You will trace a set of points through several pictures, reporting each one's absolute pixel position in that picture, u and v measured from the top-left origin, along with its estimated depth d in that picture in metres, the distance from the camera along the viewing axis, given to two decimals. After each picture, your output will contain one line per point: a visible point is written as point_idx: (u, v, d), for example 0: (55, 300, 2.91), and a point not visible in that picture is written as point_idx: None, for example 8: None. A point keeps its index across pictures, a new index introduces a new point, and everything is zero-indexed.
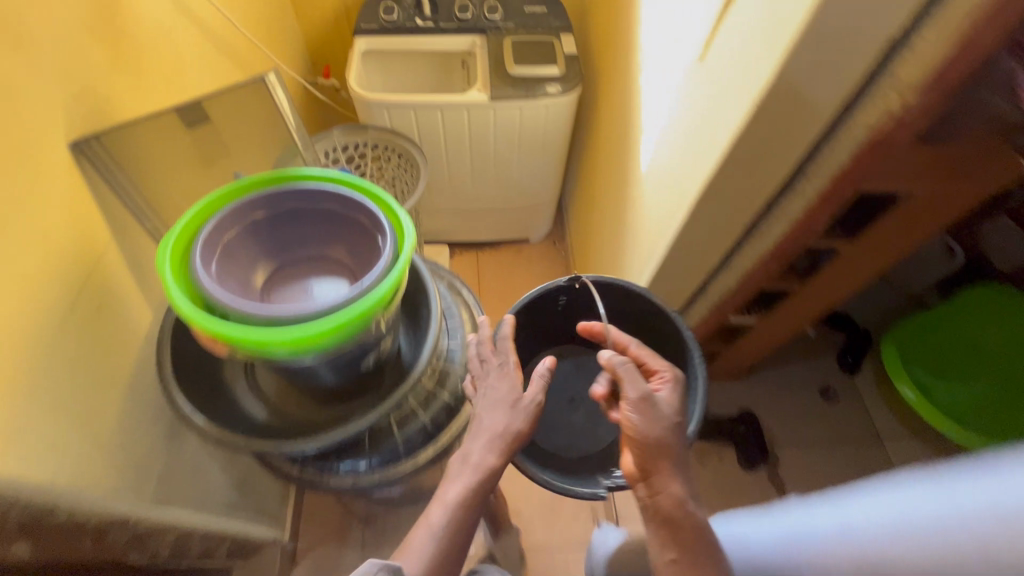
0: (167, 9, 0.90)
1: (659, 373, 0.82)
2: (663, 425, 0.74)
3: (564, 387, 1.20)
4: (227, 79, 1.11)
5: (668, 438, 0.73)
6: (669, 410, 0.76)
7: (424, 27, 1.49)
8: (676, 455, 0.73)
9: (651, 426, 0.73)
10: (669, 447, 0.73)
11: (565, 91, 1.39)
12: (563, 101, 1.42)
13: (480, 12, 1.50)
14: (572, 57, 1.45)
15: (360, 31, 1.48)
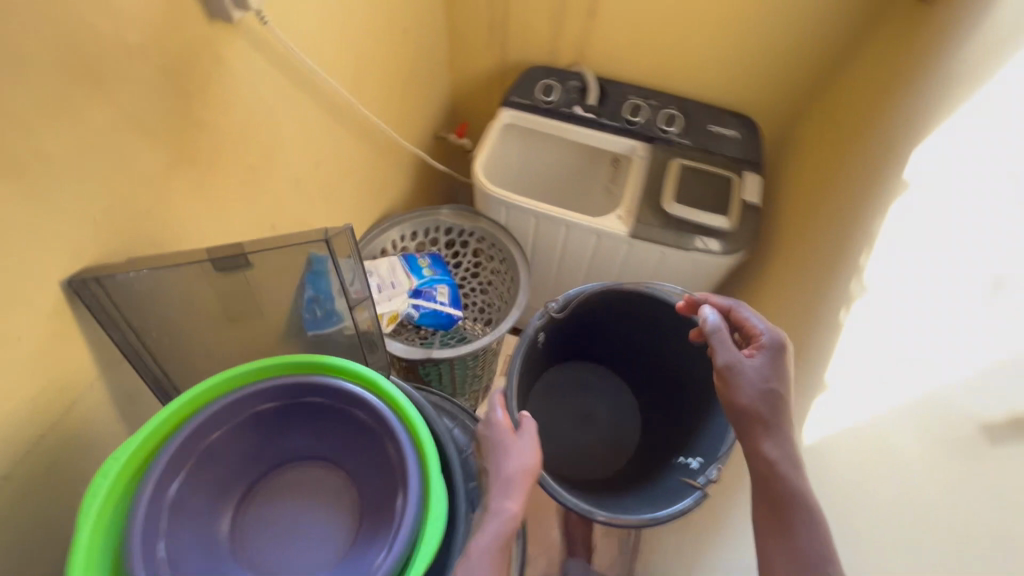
0: (273, 84, 0.74)
1: (757, 341, 0.71)
2: (757, 377, 0.67)
3: (571, 406, 1.10)
4: (327, 148, 0.94)
5: (768, 382, 0.66)
6: (777, 366, 0.67)
7: (581, 116, 1.24)
8: (788, 411, 0.65)
9: (752, 372, 0.67)
10: (769, 411, 0.65)
11: (725, 252, 1.09)
12: (719, 261, 1.11)
13: (654, 119, 1.22)
14: (751, 211, 1.13)
15: (509, 103, 1.27)
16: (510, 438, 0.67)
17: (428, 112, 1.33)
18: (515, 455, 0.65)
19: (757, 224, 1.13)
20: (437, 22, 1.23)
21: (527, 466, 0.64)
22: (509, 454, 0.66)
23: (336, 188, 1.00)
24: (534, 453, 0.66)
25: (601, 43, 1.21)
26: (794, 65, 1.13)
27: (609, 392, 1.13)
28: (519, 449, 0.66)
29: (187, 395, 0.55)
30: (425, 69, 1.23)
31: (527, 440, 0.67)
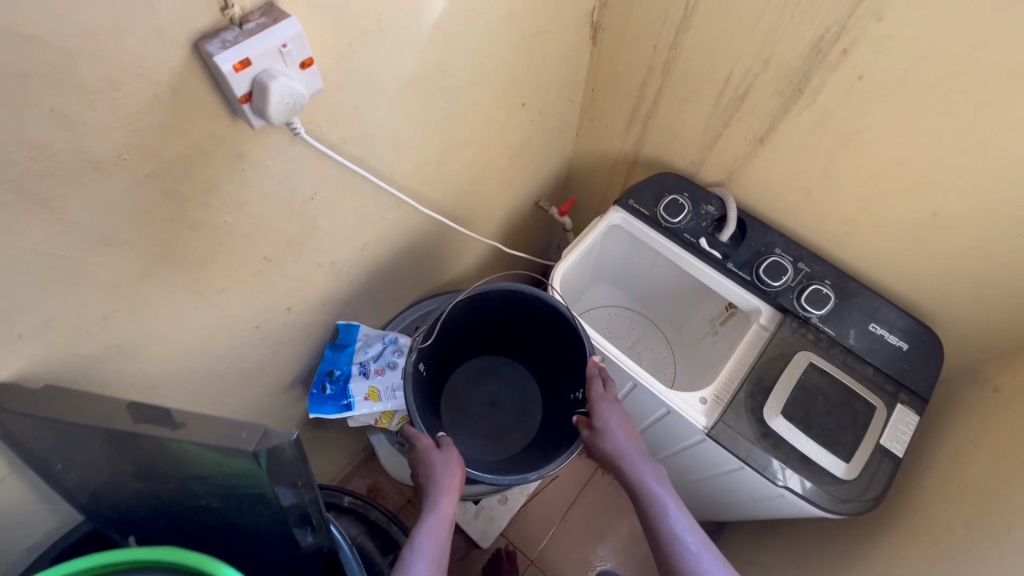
0: (318, 175, 0.62)
1: (600, 404, 0.82)
2: (616, 434, 0.81)
3: (478, 392, 1.03)
4: (383, 231, 0.82)
5: (624, 441, 0.80)
6: (620, 425, 0.81)
7: (704, 252, 0.99)
8: (641, 460, 0.79)
9: (613, 424, 0.81)
10: (626, 459, 0.79)
11: (827, 509, 0.80)
12: (815, 512, 0.83)
13: (797, 288, 0.94)
14: (889, 466, 0.82)
15: (623, 204, 1.06)
16: (431, 458, 0.80)
17: (532, 183, 1.16)
18: (446, 466, 0.78)
19: (891, 486, 0.82)
20: (571, 94, 1.04)
21: (457, 475, 0.78)
22: (443, 466, 0.78)
23: (383, 264, 0.89)
24: (460, 466, 0.79)
25: (755, 178, 0.95)
26: (1023, 300, 0.78)
27: (505, 373, 1.04)
28: (444, 461, 0.79)
29: (99, 558, 0.48)
30: (537, 142, 1.06)
31: (451, 452, 0.80)
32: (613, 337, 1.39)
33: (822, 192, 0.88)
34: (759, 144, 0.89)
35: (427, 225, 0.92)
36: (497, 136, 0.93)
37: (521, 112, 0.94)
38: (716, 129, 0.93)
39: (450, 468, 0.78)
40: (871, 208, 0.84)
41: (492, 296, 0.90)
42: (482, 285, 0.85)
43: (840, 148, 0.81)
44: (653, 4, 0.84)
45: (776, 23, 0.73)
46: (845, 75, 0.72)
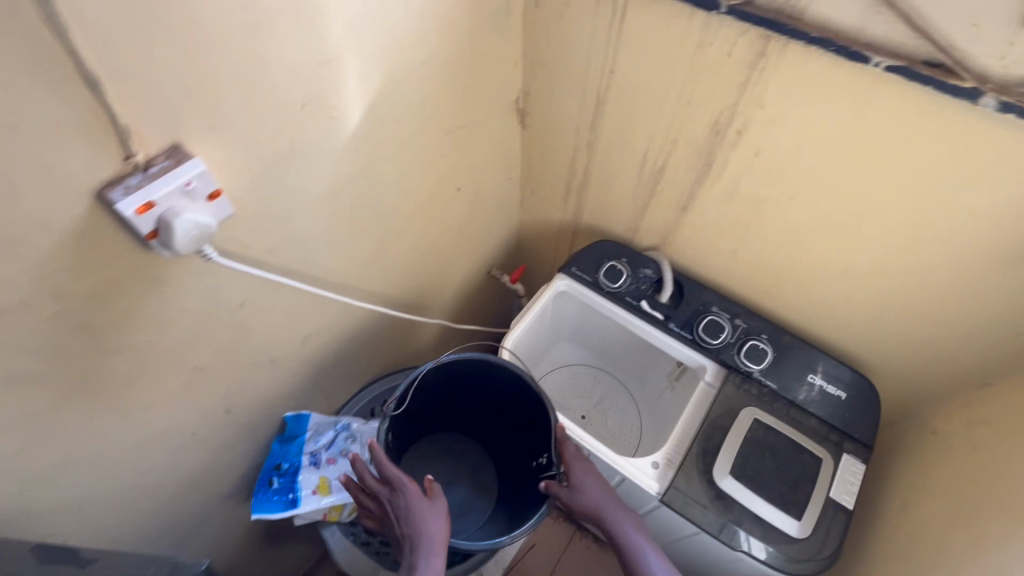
0: (244, 284, 0.64)
1: (574, 464, 0.81)
2: (592, 492, 0.78)
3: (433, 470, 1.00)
4: (323, 322, 0.83)
5: (601, 496, 0.78)
6: (595, 483, 0.79)
7: (646, 314, 1.02)
8: (622, 512, 0.76)
9: (587, 487, 0.78)
10: (605, 513, 0.76)
11: (782, 570, 0.81)
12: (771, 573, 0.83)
13: (737, 344, 0.97)
14: (841, 520, 0.83)
15: (567, 271, 1.09)
16: (414, 511, 0.75)
17: (480, 253, 1.20)
18: (432, 519, 0.74)
19: (845, 539, 0.83)
20: (507, 170, 1.10)
21: (441, 531, 0.74)
22: (429, 521, 0.74)
23: (329, 350, 0.90)
24: (444, 521, 0.74)
25: (685, 241, 0.99)
26: (942, 344, 0.82)
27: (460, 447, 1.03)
28: (430, 517, 0.74)
29: None
30: (480, 217, 1.11)
31: (437, 506, 0.76)
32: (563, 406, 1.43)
33: (746, 253, 0.92)
34: (683, 211, 0.94)
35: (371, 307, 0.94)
36: (436, 218, 0.96)
37: (458, 194, 0.98)
38: (643, 199, 0.98)
39: (434, 523, 0.74)
40: (791, 267, 0.88)
41: (458, 369, 0.90)
42: (450, 357, 0.83)
43: (754, 214, 0.85)
44: (568, 93, 0.90)
45: (677, 107, 0.79)
46: (744, 152, 0.78)
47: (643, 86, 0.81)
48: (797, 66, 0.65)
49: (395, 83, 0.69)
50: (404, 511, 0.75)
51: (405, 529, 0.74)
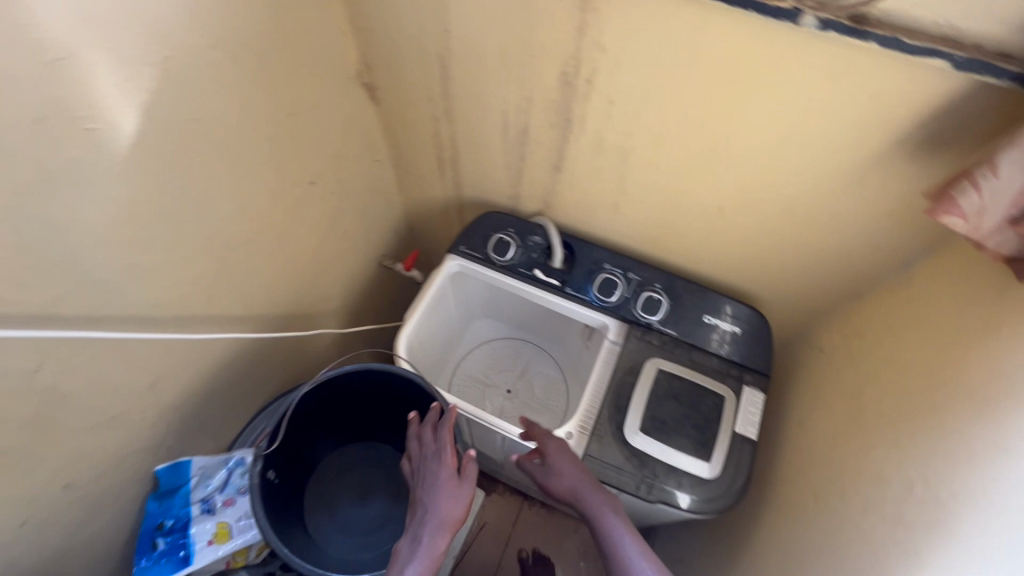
0: (28, 346, 0.53)
1: (550, 444, 0.81)
2: (565, 472, 0.78)
3: (344, 486, 0.94)
4: (173, 361, 0.73)
5: (573, 477, 0.76)
6: (568, 464, 0.78)
7: (542, 283, 0.99)
8: (593, 494, 0.74)
9: (561, 471, 0.78)
10: (580, 494, 0.75)
11: (699, 513, 0.82)
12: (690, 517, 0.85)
13: (634, 298, 0.96)
14: (747, 452, 0.86)
15: (456, 251, 1.03)
16: (440, 485, 0.70)
17: (365, 244, 1.11)
18: (449, 496, 0.68)
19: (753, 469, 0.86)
20: (372, 151, 1.00)
21: (455, 516, 0.67)
22: (448, 497, 0.68)
23: (196, 385, 0.80)
24: (463, 506, 0.68)
25: (567, 201, 0.95)
26: (816, 268, 0.83)
27: (372, 457, 0.97)
28: (452, 493, 0.69)
29: None
30: (352, 208, 1.01)
31: (464, 487, 0.70)
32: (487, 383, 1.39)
33: (626, 206, 0.89)
34: (558, 171, 0.89)
35: (237, 328, 0.84)
36: (293, 219, 0.87)
37: (314, 188, 0.88)
38: (516, 163, 0.92)
39: (451, 505, 0.68)
40: (669, 214, 0.87)
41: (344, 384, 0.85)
42: (326, 374, 0.78)
43: (623, 166, 0.82)
44: (411, 60, 0.82)
45: (523, 62, 0.73)
46: (599, 102, 0.73)
47: (483, 42, 0.73)
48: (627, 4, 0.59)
49: (177, 77, 0.58)
50: (432, 480, 0.71)
51: (426, 493, 0.70)
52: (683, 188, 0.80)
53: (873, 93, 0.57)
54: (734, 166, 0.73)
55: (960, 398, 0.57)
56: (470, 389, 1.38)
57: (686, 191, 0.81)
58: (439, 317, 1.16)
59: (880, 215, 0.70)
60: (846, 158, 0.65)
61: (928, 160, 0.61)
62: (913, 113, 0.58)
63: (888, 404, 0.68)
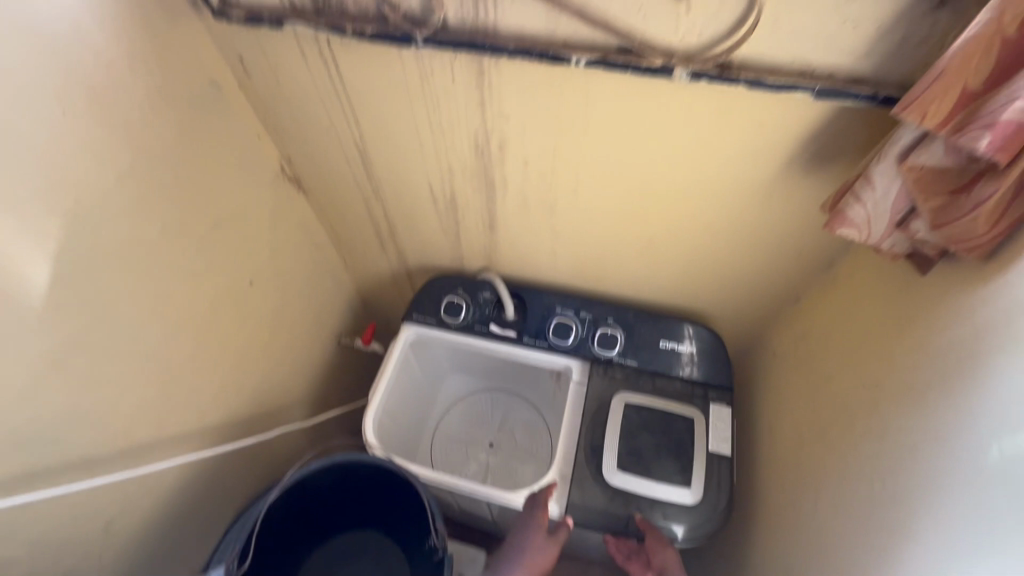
0: None
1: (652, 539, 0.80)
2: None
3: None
4: (126, 495, 0.71)
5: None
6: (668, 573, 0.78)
7: (498, 337, 1.00)
8: None
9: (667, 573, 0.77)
10: None
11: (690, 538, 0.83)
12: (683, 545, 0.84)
13: (590, 336, 0.97)
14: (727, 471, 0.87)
15: (411, 319, 1.03)
16: (533, 534, 0.80)
17: (319, 328, 1.11)
18: (537, 545, 0.79)
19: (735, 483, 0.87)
20: (309, 239, 1.01)
21: (538, 564, 0.78)
22: (534, 552, 0.78)
23: (157, 513, 0.77)
24: (546, 562, 0.78)
25: (508, 255, 0.97)
26: (750, 280, 0.87)
27: (355, 542, 0.93)
28: (539, 547, 0.79)
29: None
30: (299, 296, 1.01)
31: (549, 544, 0.79)
32: (469, 438, 1.35)
33: (563, 250, 0.92)
34: (492, 229, 0.92)
35: (193, 444, 0.82)
36: (236, 322, 0.86)
37: (254, 287, 0.88)
38: (451, 228, 0.94)
39: (540, 551, 0.78)
40: (605, 252, 0.89)
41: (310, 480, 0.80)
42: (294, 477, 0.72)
43: (552, 216, 0.85)
44: (330, 150, 0.84)
45: (435, 139, 0.76)
46: (514, 163, 0.76)
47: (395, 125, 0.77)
48: (518, 76, 0.63)
49: (87, 218, 0.58)
50: (523, 527, 0.82)
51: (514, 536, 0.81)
52: (611, 228, 0.84)
53: (755, 122, 0.62)
54: (651, 202, 0.76)
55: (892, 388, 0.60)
56: (452, 449, 1.33)
57: (614, 229, 0.84)
58: (405, 386, 1.14)
59: (793, 226, 0.75)
60: (748, 181, 0.69)
61: (819, 173, 0.66)
62: (795, 136, 0.62)
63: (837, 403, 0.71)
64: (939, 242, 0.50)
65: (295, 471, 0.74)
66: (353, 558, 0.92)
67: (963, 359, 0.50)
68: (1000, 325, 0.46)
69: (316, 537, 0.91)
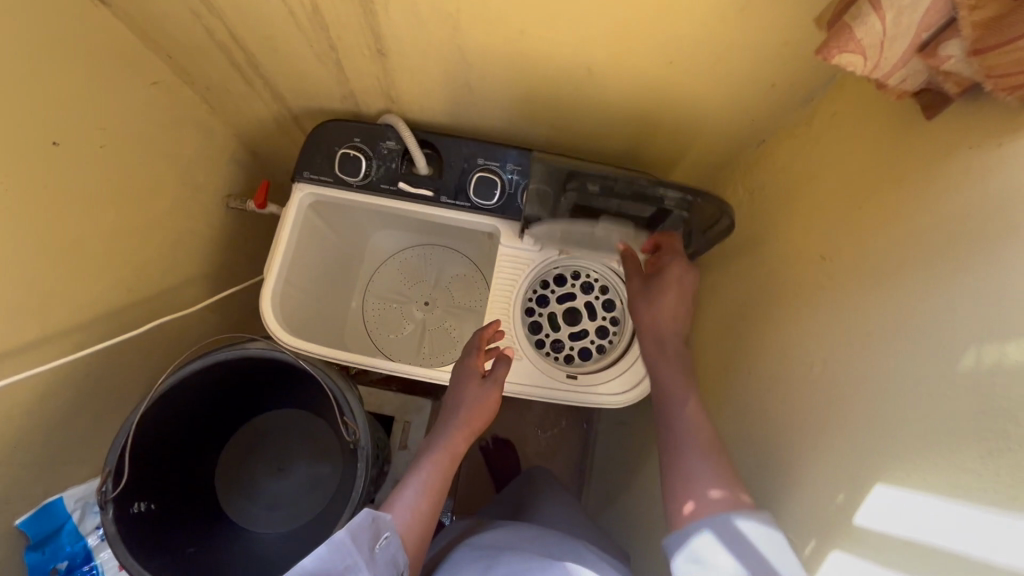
0: None
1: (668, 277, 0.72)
2: (662, 310, 0.71)
3: (259, 463, 0.88)
4: None
5: (668, 323, 0.70)
6: (669, 303, 0.71)
7: (411, 197, 0.83)
8: (673, 348, 0.68)
9: (645, 314, 0.71)
10: (666, 337, 0.69)
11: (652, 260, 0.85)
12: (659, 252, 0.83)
13: (519, 191, 0.82)
14: None
15: (301, 179, 0.84)
16: (469, 387, 0.76)
17: (193, 193, 0.90)
18: (474, 400, 0.75)
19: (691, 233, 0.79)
20: (139, 74, 0.75)
21: (479, 418, 0.75)
22: (474, 400, 0.75)
23: (24, 426, 0.68)
24: (489, 406, 0.75)
25: (411, 91, 0.76)
26: (708, 120, 0.71)
27: (278, 423, 0.89)
28: (476, 392, 0.75)
29: None
30: (145, 155, 0.79)
31: (488, 387, 0.76)
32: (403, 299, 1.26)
33: (478, 84, 0.71)
34: (383, 56, 0.68)
35: (50, 351, 0.69)
36: (48, 198, 0.66)
37: (62, 148, 0.66)
38: (328, 56, 0.70)
39: (479, 402, 0.75)
40: (529, 86, 0.70)
41: (195, 383, 0.70)
42: (168, 382, 0.64)
43: (456, 35, 0.62)
44: None
45: None
46: None
47: None
48: None
49: None
50: (458, 380, 0.77)
51: (451, 395, 0.77)
52: (537, 52, 0.63)
53: None
54: (585, 13, 0.56)
55: (851, 259, 0.51)
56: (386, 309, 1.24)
57: (541, 53, 0.63)
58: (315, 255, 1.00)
59: (770, 48, 0.57)
60: None
61: None
62: None
63: (782, 268, 0.63)
64: (973, 74, 0.36)
65: (167, 377, 0.65)
66: (279, 438, 0.89)
67: (953, 237, 0.40)
68: (1010, 201, 0.36)
69: (234, 422, 0.86)
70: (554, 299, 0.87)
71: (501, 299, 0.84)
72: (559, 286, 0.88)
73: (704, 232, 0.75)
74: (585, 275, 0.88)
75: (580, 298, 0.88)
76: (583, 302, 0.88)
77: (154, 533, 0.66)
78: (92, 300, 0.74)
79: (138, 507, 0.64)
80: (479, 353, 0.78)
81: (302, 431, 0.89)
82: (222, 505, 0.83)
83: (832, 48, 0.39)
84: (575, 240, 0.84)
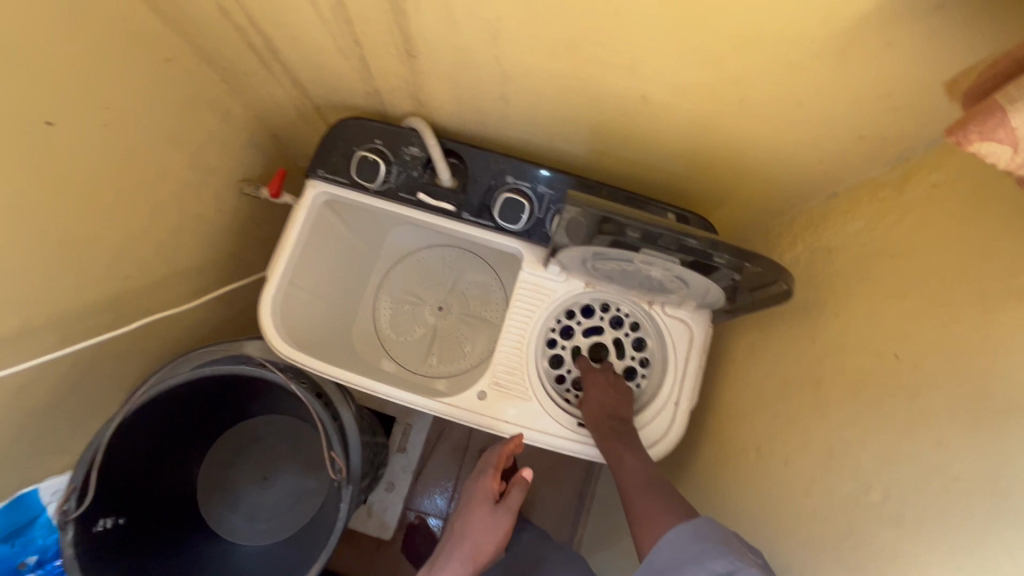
0: None
1: (588, 376, 0.74)
2: (595, 403, 0.71)
3: (243, 470, 0.83)
4: None
5: (603, 410, 0.71)
6: (598, 396, 0.72)
7: (429, 209, 0.76)
8: (614, 441, 0.67)
9: (588, 406, 0.71)
10: (605, 426, 0.69)
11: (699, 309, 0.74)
12: (707, 300, 0.69)
13: (549, 217, 0.74)
14: (695, 375, 0.74)
15: (315, 178, 0.77)
16: (477, 511, 0.71)
17: (206, 177, 0.85)
18: (483, 528, 0.69)
19: (750, 301, 0.65)
20: (151, 49, 0.69)
21: (485, 550, 0.68)
22: (481, 528, 0.69)
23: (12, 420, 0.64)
24: (497, 538, 0.69)
25: (442, 96, 0.68)
26: (775, 166, 0.62)
27: (267, 431, 0.85)
28: (486, 521, 0.70)
29: None
30: (152, 137, 0.73)
31: (499, 515, 0.70)
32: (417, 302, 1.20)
33: (516, 98, 0.63)
34: (412, 57, 0.61)
35: (45, 342, 0.65)
36: (44, 182, 0.61)
37: (56, 128, 0.61)
38: (352, 50, 0.63)
39: (485, 531, 0.69)
40: (573, 107, 0.61)
41: (175, 394, 0.67)
42: (142, 400, 0.61)
43: (496, 44, 0.54)
44: None
45: None
46: None
47: None
48: None
49: None
50: (471, 500, 0.73)
51: (461, 516, 0.73)
52: (587, 73, 0.54)
53: None
54: (649, 33, 0.47)
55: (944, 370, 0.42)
56: (396, 310, 1.17)
57: (590, 73, 0.54)
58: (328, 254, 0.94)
59: (868, 92, 0.47)
60: (824, 8, 0.40)
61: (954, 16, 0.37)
62: None
63: (841, 352, 0.54)
64: None
65: (145, 394, 0.63)
66: (268, 446, 0.85)
67: None
68: None
69: (223, 424, 0.82)
70: (579, 332, 0.80)
71: (517, 332, 0.76)
72: (585, 316, 0.80)
73: (753, 290, 0.62)
74: (615, 309, 0.80)
75: (608, 333, 0.80)
76: (611, 337, 0.80)
77: (116, 549, 0.64)
78: (88, 289, 0.70)
79: (97, 524, 0.62)
80: (493, 475, 0.73)
81: (292, 441, 0.85)
82: (204, 513, 0.79)
83: (972, 132, 0.29)
84: (608, 272, 0.70)
